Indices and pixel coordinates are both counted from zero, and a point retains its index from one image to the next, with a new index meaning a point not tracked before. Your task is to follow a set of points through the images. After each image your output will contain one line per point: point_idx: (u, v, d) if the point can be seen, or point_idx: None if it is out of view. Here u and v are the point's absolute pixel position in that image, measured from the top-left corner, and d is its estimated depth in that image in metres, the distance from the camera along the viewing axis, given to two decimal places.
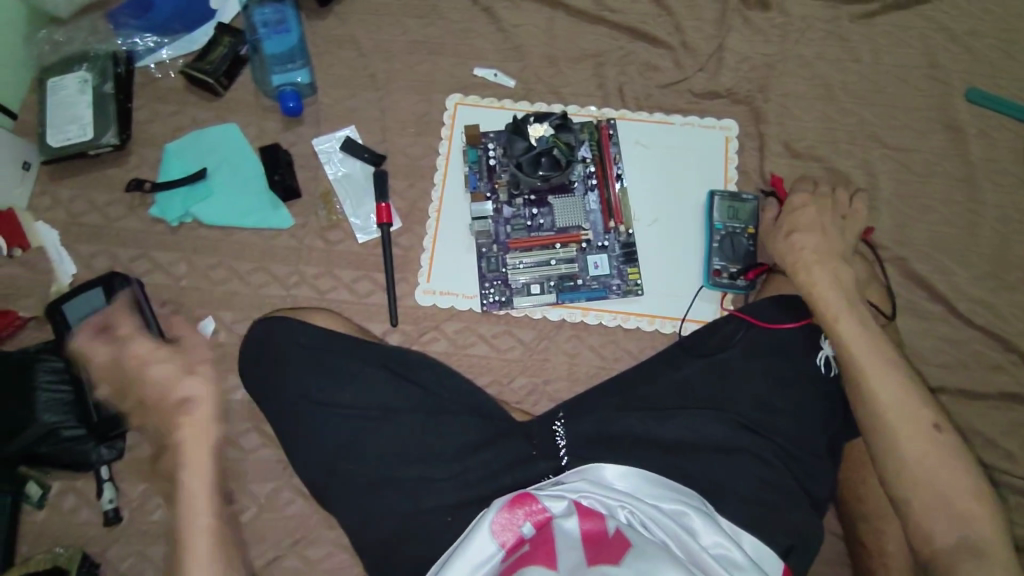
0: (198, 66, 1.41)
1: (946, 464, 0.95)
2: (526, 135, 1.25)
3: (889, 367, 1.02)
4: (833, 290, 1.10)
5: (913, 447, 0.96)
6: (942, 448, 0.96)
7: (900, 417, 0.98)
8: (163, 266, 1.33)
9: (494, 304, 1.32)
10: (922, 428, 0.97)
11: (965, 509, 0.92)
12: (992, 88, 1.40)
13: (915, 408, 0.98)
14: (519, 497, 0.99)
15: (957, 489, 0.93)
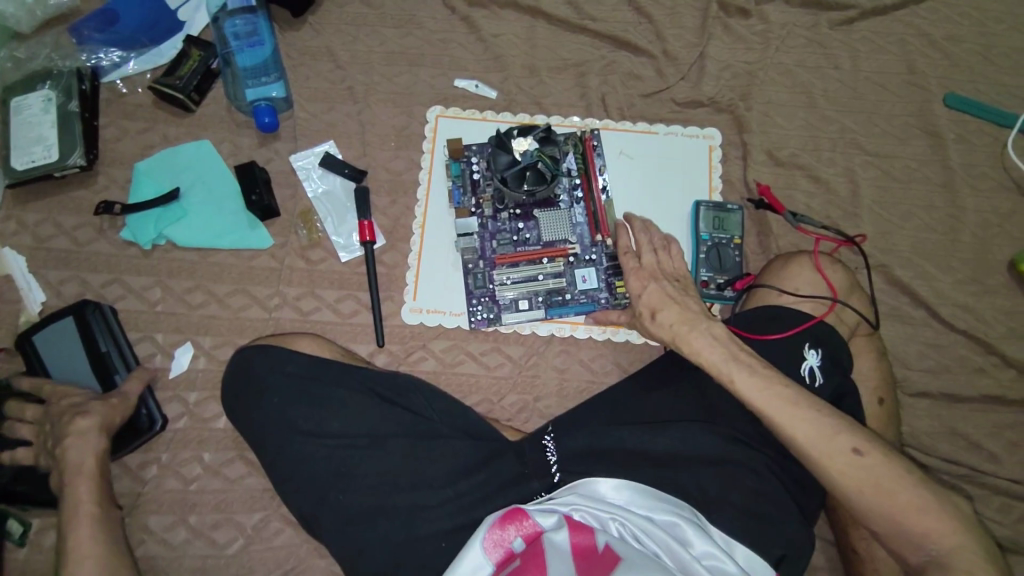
0: (167, 82, 1.36)
1: (886, 485, 0.88)
2: (511, 150, 1.20)
3: (801, 403, 0.94)
4: (712, 345, 1.03)
5: (849, 477, 0.89)
6: (873, 471, 0.89)
7: (821, 453, 0.91)
8: (137, 290, 1.29)
9: (482, 321, 1.29)
10: (844, 460, 0.90)
11: (922, 526, 0.86)
12: (969, 93, 1.42)
13: (831, 438, 0.91)
14: (510, 513, 0.98)
15: (898, 508, 0.87)
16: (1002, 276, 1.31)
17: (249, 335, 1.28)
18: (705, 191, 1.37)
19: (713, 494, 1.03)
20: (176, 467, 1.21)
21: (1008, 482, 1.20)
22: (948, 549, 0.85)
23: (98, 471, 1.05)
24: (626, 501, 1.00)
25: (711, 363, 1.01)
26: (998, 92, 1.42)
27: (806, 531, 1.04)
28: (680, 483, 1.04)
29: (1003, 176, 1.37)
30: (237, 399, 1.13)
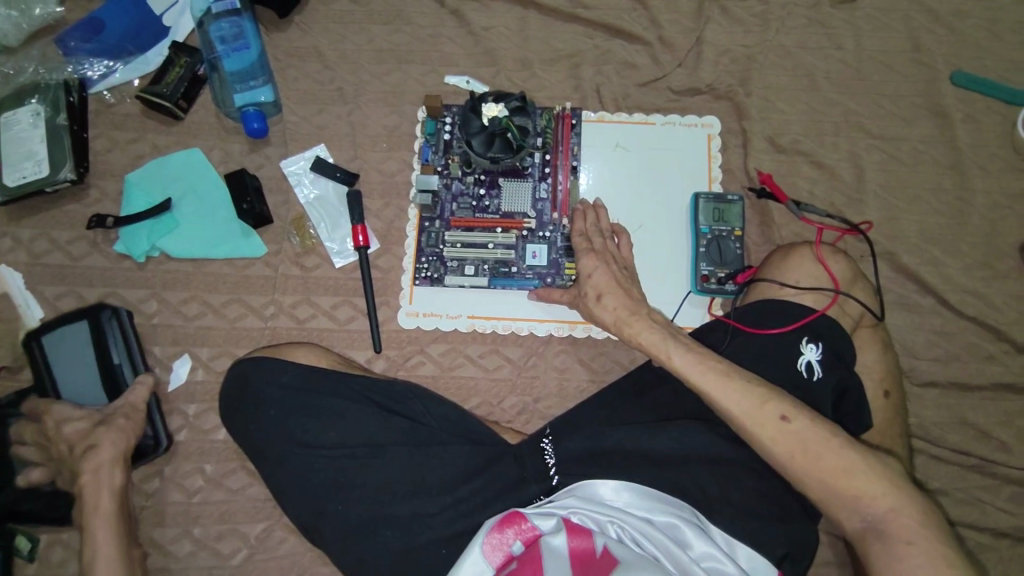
0: (155, 89, 1.34)
1: (815, 451, 0.89)
2: (481, 115, 1.23)
3: (733, 375, 0.96)
4: (650, 327, 1.06)
5: (781, 444, 0.90)
6: (804, 438, 0.89)
7: (752, 421, 0.92)
8: (133, 303, 1.29)
9: (426, 279, 1.30)
10: (774, 427, 0.91)
11: (854, 489, 0.86)
12: (980, 69, 1.36)
13: (761, 406, 0.92)
14: (508, 517, 0.97)
15: (829, 472, 0.87)
16: (1014, 260, 1.27)
17: (246, 344, 1.27)
18: (704, 182, 1.33)
19: (714, 494, 1.02)
20: (179, 479, 1.21)
21: (1020, 472, 1.17)
22: (882, 513, 0.85)
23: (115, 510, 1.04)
24: (625, 503, 0.99)
25: (649, 344, 1.04)
26: (1010, 68, 1.36)
27: (809, 529, 1.03)
28: (679, 483, 1.02)
29: (1015, 156, 1.32)
30: (235, 412, 1.12)
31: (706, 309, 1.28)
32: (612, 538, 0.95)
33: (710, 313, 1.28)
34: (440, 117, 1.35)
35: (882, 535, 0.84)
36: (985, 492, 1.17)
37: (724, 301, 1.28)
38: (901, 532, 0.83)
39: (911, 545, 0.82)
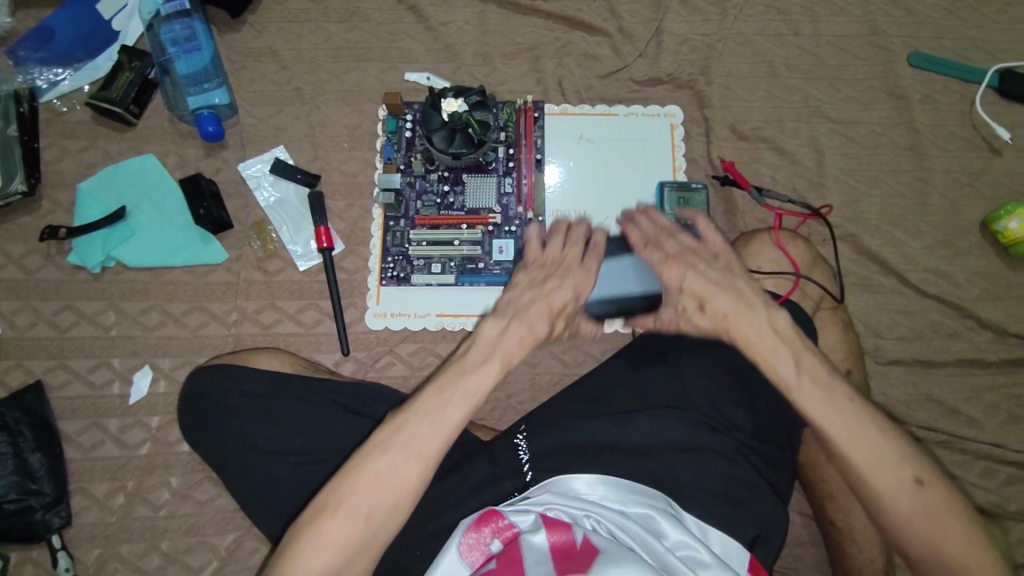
0: (104, 95, 1.30)
1: (940, 515, 0.83)
2: (440, 110, 1.21)
3: (869, 421, 0.87)
4: (764, 341, 0.93)
5: (898, 502, 0.84)
6: (932, 503, 0.83)
7: (880, 475, 0.84)
8: (90, 316, 1.25)
9: (392, 279, 1.28)
10: (904, 486, 0.84)
11: (966, 560, 0.82)
12: (934, 50, 1.38)
13: (897, 464, 0.84)
14: (486, 514, 0.95)
15: (943, 543, 0.83)
16: (973, 237, 1.29)
17: (209, 352, 1.24)
18: (669, 171, 1.33)
19: (687, 481, 1.02)
20: (144, 494, 1.19)
21: (988, 445, 1.19)
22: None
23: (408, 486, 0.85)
24: (602, 496, 0.98)
25: (773, 362, 0.92)
26: (964, 48, 1.38)
27: (781, 511, 1.04)
28: (654, 471, 1.02)
29: (973, 134, 1.34)
30: (196, 425, 1.09)
31: None
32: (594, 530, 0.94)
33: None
34: (401, 114, 1.33)
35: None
36: (954, 467, 1.19)
37: None
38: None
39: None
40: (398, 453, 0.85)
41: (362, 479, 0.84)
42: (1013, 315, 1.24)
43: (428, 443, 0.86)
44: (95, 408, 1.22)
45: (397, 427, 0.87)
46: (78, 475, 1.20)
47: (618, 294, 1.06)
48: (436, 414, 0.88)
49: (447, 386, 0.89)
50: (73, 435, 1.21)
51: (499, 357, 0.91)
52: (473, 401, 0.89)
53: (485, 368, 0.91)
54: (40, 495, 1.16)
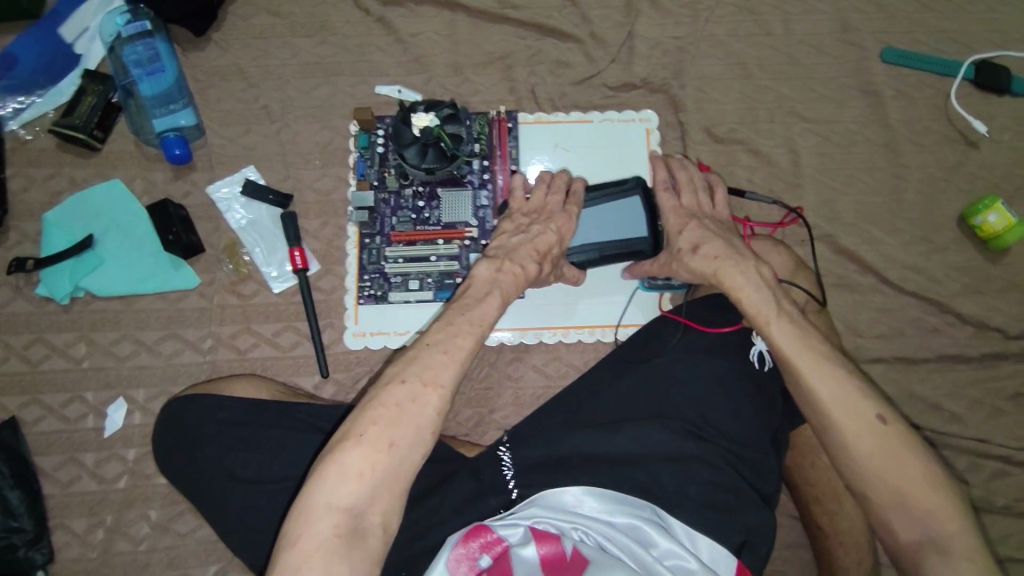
0: (67, 121, 1.27)
1: (900, 456, 0.86)
2: (411, 125, 1.19)
3: (833, 362, 0.93)
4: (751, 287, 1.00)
5: (862, 440, 0.87)
6: (893, 439, 0.87)
7: (843, 412, 0.89)
8: (61, 348, 1.22)
9: (370, 297, 1.26)
10: (865, 424, 0.88)
11: (928, 504, 0.84)
12: (908, 44, 1.38)
13: (857, 399, 0.89)
14: (474, 529, 0.92)
15: (904, 484, 0.85)
16: (951, 232, 1.29)
17: (185, 380, 1.22)
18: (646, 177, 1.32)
19: (673, 489, 1.00)
20: (123, 528, 1.16)
21: (972, 441, 1.19)
22: (948, 531, 0.83)
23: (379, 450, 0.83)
24: (589, 508, 0.96)
25: (751, 304, 0.98)
26: (937, 41, 1.38)
27: (770, 517, 1.03)
28: (637, 478, 1.00)
29: (948, 128, 1.33)
30: (170, 457, 1.06)
31: (656, 305, 1.29)
32: (583, 542, 0.92)
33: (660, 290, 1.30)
34: (373, 129, 1.31)
35: (936, 546, 0.83)
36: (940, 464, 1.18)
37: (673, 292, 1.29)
38: (961, 549, 0.82)
39: (971, 562, 0.81)
40: (375, 440, 0.83)
41: (341, 472, 0.81)
42: (993, 310, 1.24)
43: (405, 423, 0.85)
44: (71, 442, 1.20)
45: (369, 415, 0.85)
46: (56, 511, 1.17)
47: (603, 240, 1.16)
48: (409, 391, 0.87)
49: (415, 362, 0.89)
50: (50, 471, 1.19)
51: (498, 293, 1.00)
52: (445, 371, 0.90)
53: (455, 336, 0.93)
54: (19, 533, 1.12)
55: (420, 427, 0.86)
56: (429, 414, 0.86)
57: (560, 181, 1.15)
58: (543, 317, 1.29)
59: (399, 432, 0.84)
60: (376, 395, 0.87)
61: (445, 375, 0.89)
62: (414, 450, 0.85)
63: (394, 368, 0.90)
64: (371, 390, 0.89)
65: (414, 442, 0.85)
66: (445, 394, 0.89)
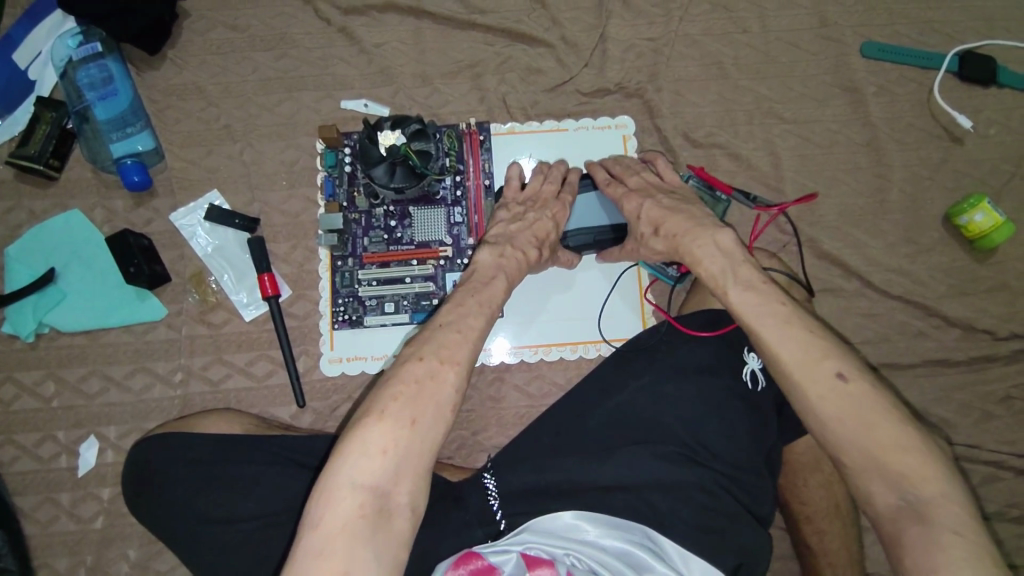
0: (23, 152, 1.23)
1: (870, 416, 0.79)
2: (378, 144, 1.15)
3: (793, 322, 0.86)
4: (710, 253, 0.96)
5: (829, 403, 0.81)
6: (859, 400, 0.80)
7: (805, 374, 0.83)
8: (29, 386, 1.20)
9: (345, 322, 1.23)
10: (828, 385, 0.81)
11: (903, 467, 0.77)
12: (889, 37, 1.33)
13: (817, 360, 0.83)
14: (463, 556, 0.89)
15: (877, 446, 0.78)
16: (937, 232, 1.26)
17: (157, 416, 1.19)
18: None
19: (665, 511, 0.98)
20: (104, 568, 1.15)
21: (959, 446, 1.18)
22: (929, 496, 0.75)
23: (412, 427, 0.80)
24: (581, 531, 0.94)
25: (710, 273, 0.94)
26: (919, 32, 1.33)
27: (761, 537, 1.01)
28: (631, 502, 0.98)
29: (931, 124, 1.30)
30: (142, 499, 1.04)
31: (640, 318, 1.27)
32: (576, 567, 0.89)
33: (642, 298, 1.27)
34: (339, 146, 1.27)
35: (916, 514, 0.75)
36: None
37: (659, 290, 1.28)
38: (944, 520, 0.74)
39: (956, 534, 0.73)
40: (397, 416, 0.80)
41: (362, 448, 0.78)
42: (980, 311, 1.22)
43: (423, 400, 0.81)
44: (45, 483, 1.17)
45: (388, 391, 0.82)
46: (35, 552, 1.15)
47: (596, 224, 1.16)
48: (427, 368, 0.84)
49: (431, 342, 0.87)
50: (26, 512, 1.17)
51: (508, 289, 0.99)
52: (463, 349, 0.87)
53: (468, 317, 0.91)
54: (3, 574, 1.10)
55: (439, 404, 0.82)
56: (449, 390, 0.83)
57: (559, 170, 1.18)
58: (523, 335, 1.26)
59: (420, 408, 0.81)
60: (396, 373, 0.84)
61: (463, 353, 0.87)
62: (436, 426, 0.81)
63: (411, 349, 0.87)
64: (390, 370, 0.86)
65: (437, 419, 0.81)
66: (463, 372, 0.86)
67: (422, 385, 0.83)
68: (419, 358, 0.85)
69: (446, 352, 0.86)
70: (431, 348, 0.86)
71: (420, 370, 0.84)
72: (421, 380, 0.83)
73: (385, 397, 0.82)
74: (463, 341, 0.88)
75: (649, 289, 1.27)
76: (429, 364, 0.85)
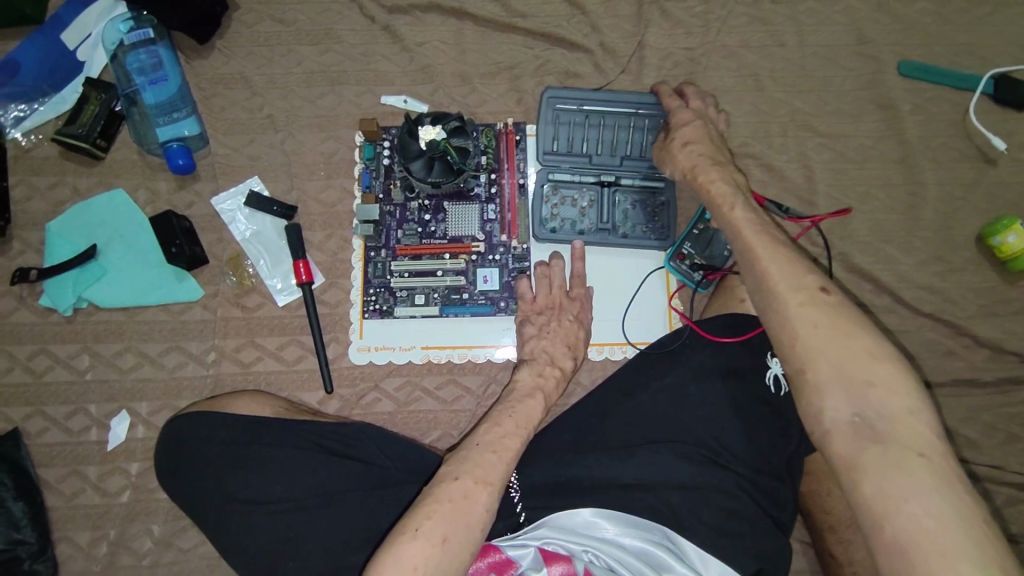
0: (70, 130, 1.26)
1: (844, 329, 0.84)
2: (418, 138, 1.17)
3: (784, 245, 0.94)
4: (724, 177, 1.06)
5: (805, 311, 0.86)
6: (837, 315, 0.85)
7: (788, 285, 0.89)
8: (64, 359, 1.22)
9: (375, 312, 1.25)
10: (808, 297, 0.87)
11: (868, 377, 0.79)
12: (925, 57, 1.35)
13: (803, 276, 0.89)
14: (482, 548, 0.94)
15: (845, 355, 0.81)
16: (968, 252, 1.26)
17: (188, 395, 1.21)
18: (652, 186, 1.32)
19: (685, 513, 0.98)
20: (127, 542, 1.16)
21: (983, 466, 1.17)
22: (893, 412, 0.77)
23: (446, 564, 0.82)
24: (600, 528, 0.96)
25: (719, 188, 1.03)
26: (956, 54, 1.35)
27: (784, 544, 1.00)
28: (651, 502, 0.98)
29: (966, 144, 1.31)
30: (175, 476, 1.06)
31: (666, 323, 1.27)
32: (594, 563, 0.92)
33: (668, 304, 1.28)
34: (378, 140, 1.29)
35: (873, 427, 0.77)
36: None
37: (683, 294, 1.28)
38: (906, 437, 0.75)
39: (920, 455, 0.74)
40: (430, 534, 0.84)
41: (397, 565, 0.81)
42: (1009, 333, 1.23)
43: (457, 520, 0.86)
44: (74, 455, 1.19)
45: (424, 511, 0.86)
46: (59, 524, 1.17)
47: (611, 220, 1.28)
48: (461, 488, 0.89)
49: (468, 464, 0.93)
50: (53, 483, 1.18)
51: (541, 395, 1.08)
52: (493, 470, 0.92)
53: (504, 437, 0.98)
54: (23, 546, 1.13)
55: (472, 527, 0.86)
56: (482, 509, 0.87)
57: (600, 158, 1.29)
58: None
59: (453, 527, 0.85)
60: (432, 494, 0.89)
61: (493, 475, 0.92)
62: (467, 546, 0.85)
63: (447, 468, 0.93)
64: (426, 489, 0.91)
65: (467, 540, 0.85)
66: (495, 493, 0.91)
67: (456, 507, 0.87)
68: (455, 476, 0.91)
69: (479, 476, 0.91)
70: (468, 470, 0.92)
71: (458, 490, 0.89)
72: (459, 508, 0.87)
73: (422, 520, 0.85)
74: (498, 458, 0.94)
75: (675, 294, 1.28)
76: (465, 485, 0.90)
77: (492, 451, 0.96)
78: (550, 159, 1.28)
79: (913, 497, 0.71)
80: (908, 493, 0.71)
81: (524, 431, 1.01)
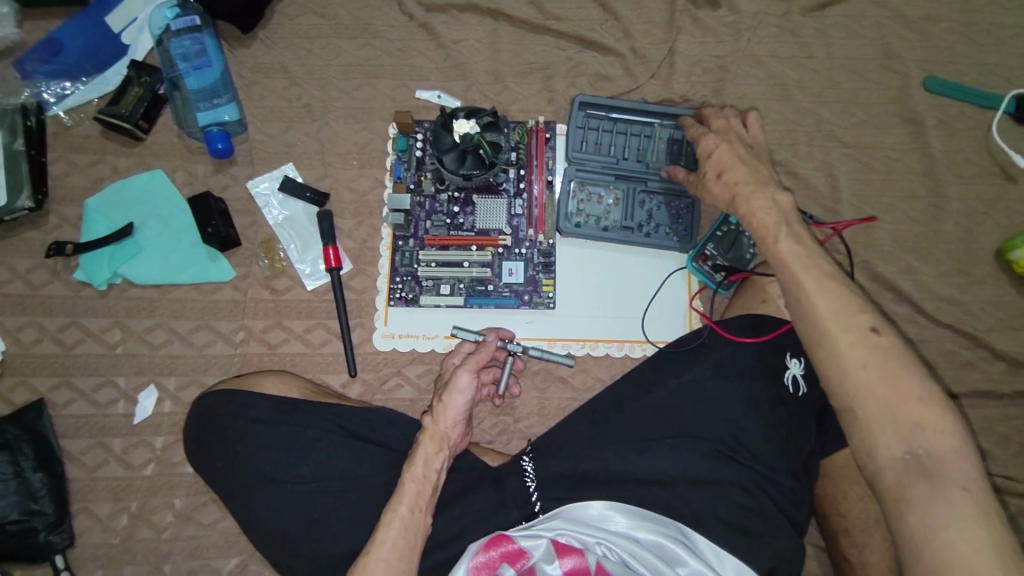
0: (113, 110, 1.29)
1: (894, 368, 0.82)
2: (452, 131, 1.18)
3: (838, 282, 0.89)
4: (760, 198, 0.96)
5: (855, 354, 0.83)
6: (888, 354, 0.83)
7: (841, 324, 0.85)
8: (95, 332, 1.25)
9: (401, 300, 1.27)
10: (862, 337, 0.84)
11: (918, 419, 0.79)
12: (951, 74, 1.37)
13: (855, 313, 0.86)
14: (495, 538, 0.93)
15: (895, 397, 0.81)
16: (989, 266, 1.28)
17: (216, 371, 1.24)
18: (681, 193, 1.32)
19: (701, 509, 0.99)
20: (148, 515, 1.18)
21: (999, 478, 1.18)
22: (940, 450, 0.78)
23: None
24: (610, 521, 0.96)
25: (763, 223, 0.94)
26: (983, 72, 1.37)
27: (799, 544, 1.01)
28: (665, 499, 0.99)
29: (989, 161, 1.33)
30: (201, 451, 1.08)
31: (686, 322, 1.29)
32: (606, 557, 0.92)
33: (689, 305, 1.29)
34: (412, 132, 1.32)
35: (927, 471, 0.77)
36: None
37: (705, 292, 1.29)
38: (954, 472, 0.77)
39: (965, 490, 0.75)
40: None
41: None
42: None
43: None
44: (100, 427, 1.21)
45: None
46: (80, 494, 1.19)
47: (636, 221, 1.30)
48: None
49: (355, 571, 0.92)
50: (77, 454, 1.20)
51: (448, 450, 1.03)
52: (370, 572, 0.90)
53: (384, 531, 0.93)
54: (40, 515, 1.14)
55: None
56: None
57: (629, 158, 1.31)
58: (578, 322, 1.28)
59: None
60: None
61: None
62: None
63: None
64: None
65: None
66: None
67: None
68: None
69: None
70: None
71: None
72: None
73: None
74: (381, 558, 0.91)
75: (696, 295, 1.29)
76: None
77: (375, 551, 0.92)
78: (578, 156, 1.31)
79: (955, 529, 0.74)
80: (954, 528, 0.74)
81: (409, 514, 0.95)
